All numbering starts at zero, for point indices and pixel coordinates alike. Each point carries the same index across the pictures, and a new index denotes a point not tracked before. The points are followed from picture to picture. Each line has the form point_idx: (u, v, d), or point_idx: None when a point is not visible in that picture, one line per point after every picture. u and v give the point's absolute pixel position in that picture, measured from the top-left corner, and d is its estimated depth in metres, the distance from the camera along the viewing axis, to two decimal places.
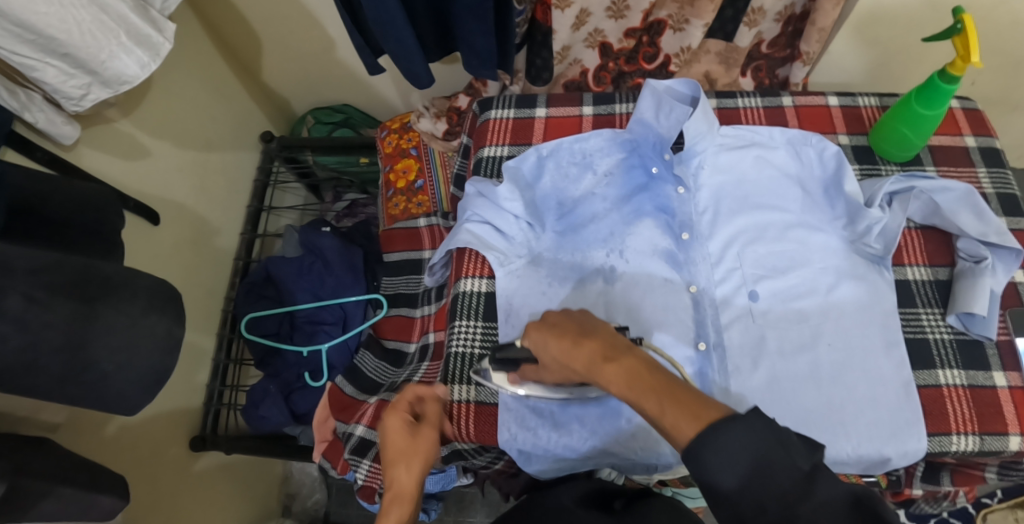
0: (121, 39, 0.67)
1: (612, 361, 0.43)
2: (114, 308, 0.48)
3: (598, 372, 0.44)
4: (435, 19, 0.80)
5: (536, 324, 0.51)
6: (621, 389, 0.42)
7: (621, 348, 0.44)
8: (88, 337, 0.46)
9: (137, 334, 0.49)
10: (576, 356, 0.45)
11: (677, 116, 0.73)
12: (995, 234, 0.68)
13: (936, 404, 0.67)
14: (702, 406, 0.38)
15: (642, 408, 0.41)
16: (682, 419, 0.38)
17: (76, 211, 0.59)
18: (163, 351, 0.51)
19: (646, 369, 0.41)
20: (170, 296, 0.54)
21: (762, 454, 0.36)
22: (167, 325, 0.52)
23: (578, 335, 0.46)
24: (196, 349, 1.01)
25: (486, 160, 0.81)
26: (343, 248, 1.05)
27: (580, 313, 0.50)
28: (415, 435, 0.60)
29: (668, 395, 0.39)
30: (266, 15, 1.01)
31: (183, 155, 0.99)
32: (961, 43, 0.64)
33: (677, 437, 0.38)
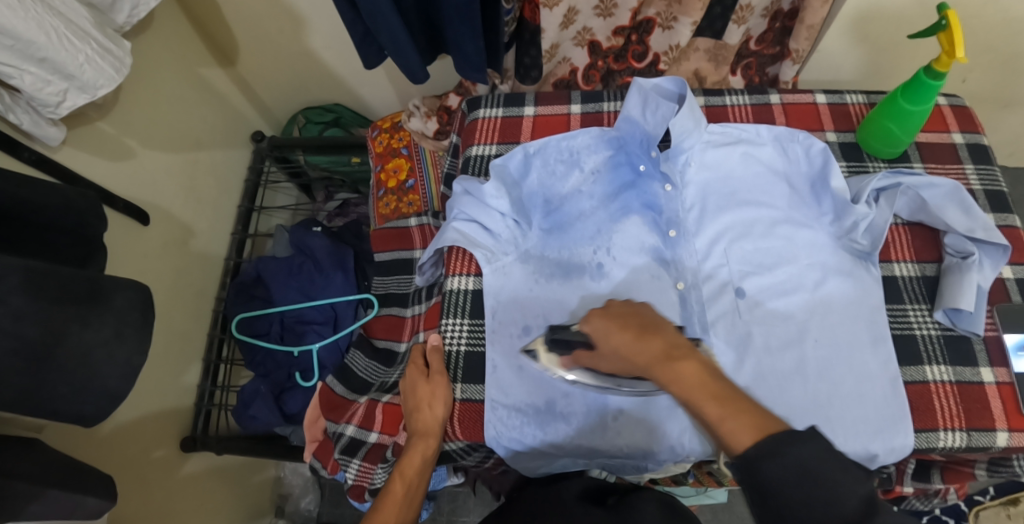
0: (94, 46, 0.69)
1: (678, 360, 0.49)
2: (78, 333, 0.49)
3: (659, 368, 0.50)
4: (422, 18, 0.79)
5: (599, 312, 0.57)
6: (681, 387, 0.48)
7: (683, 346, 0.51)
8: (50, 359, 0.48)
9: (95, 360, 0.50)
10: (643, 347, 0.52)
11: (663, 113, 0.71)
12: (982, 230, 0.68)
13: (923, 399, 0.68)
14: (762, 419, 0.44)
15: (702, 410, 0.47)
16: (742, 429, 0.44)
17: (57, 212, 0.59)
18: (122, 376, 0.53)
19: (707, 374, 0.48)
20: (141, 323, 0.55)
21: (823, 474, 0.40)
22: (129, 353, 0.53)
23: (643, 330, 0.53)
24: (186, 350, 1.00)
25: (474, 159, 0.80)
26: (334, 247, 1.05)
27: (641, 308, 0.56)
28: (430, 381, 0.69)
29: (733, 404, 0.45)
30: (250, 16, 1.01)
31: (172, 157, 0.99)
32: (946, 38, 0.64)
33: (735, 444, 0.44)
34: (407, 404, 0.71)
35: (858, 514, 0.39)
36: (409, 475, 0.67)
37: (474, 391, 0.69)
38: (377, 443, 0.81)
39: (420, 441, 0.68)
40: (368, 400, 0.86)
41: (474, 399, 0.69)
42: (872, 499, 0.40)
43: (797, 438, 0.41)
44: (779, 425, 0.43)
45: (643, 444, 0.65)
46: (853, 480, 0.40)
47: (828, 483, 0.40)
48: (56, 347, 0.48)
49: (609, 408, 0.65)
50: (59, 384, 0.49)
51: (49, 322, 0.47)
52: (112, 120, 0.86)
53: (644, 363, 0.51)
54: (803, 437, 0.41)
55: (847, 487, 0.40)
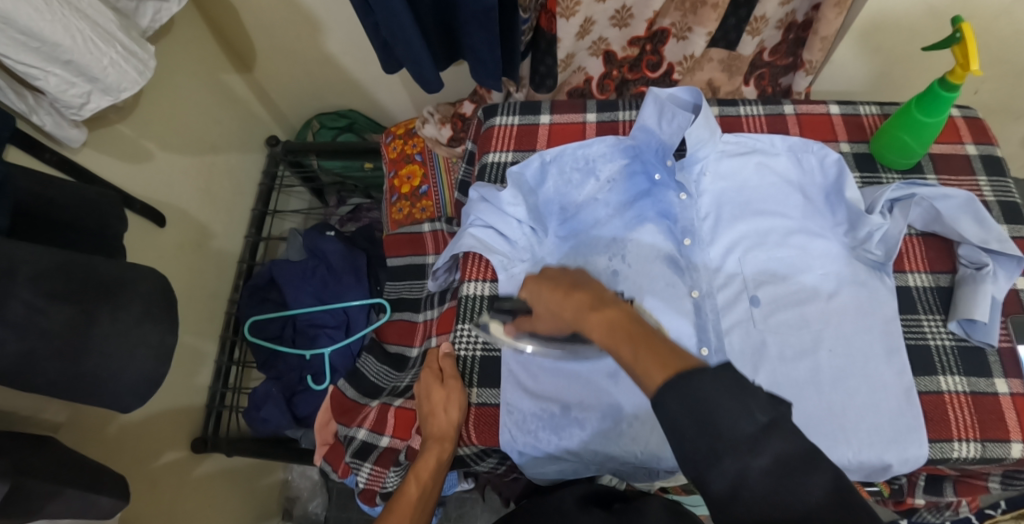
0: (119, 48, 0.70)
1: (598, 310, 0.48)
2: (110, 316, 0.50)
3: (582, 318, 0.49)
4: (440, 25, 0.81)
5: (535, 278, 0.58)
6: (602, 336, 0.47)
7: (607, 300, 0.49)
8: (87, 343, 0.48)
9: (130, 341, 0.51)
10: (568, 301, 0.51)
11: (679, 122, 0.71)
12: (996, 242, 0.69)
13: (937, 409, 0.68)
14: (672, 357, 0.40)
15: (619, 354, 0.45)
16: (654, 368, 0.41)
17: (77, 210, 0.61)
18: (156, 359, 0.53)
19: (627, 321, 0.46)
20: (167, 307, 0.55)
21: (720, 407, 0.36)
22: (161, 334, 0.53)
23: (570, 287, 0.53)
24: (199, 351, 1.01)
25: (490, 166, 0.81)
26: (347, 251, 1.05)
27: (576, 272, 0.56)
28: (443, 386, 0.70)
29: (642, 345, 0.43)
30: (267, 20, 1.03)
31: (189, 159, 1.01)
32: (960, 52, 0.65)
33: (648, 380, 0.41)
34: (421, 409, 0.71)
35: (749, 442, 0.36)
36: (424, 477, 0.67)
37: (488, 396, 0.70)
38: (388, 448, 0.81)
39: (436, 445, 0.69)
40: (380, 404, 0.86)
41: (489, 404, 0.70)
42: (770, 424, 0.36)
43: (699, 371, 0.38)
44: (686, 361, 0.40)
45: (658, 448, 0.64)
46: (754, 404, 0.37)
47: (723, 415, 0.36)
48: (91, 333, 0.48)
49: (623, 414, 0.65)
50: (91, 376, 0.49)
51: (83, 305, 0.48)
52: (131, 122, 0.87)
53: (568, 317, 0.51)
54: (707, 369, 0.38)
55: (744, 413, 0.36)
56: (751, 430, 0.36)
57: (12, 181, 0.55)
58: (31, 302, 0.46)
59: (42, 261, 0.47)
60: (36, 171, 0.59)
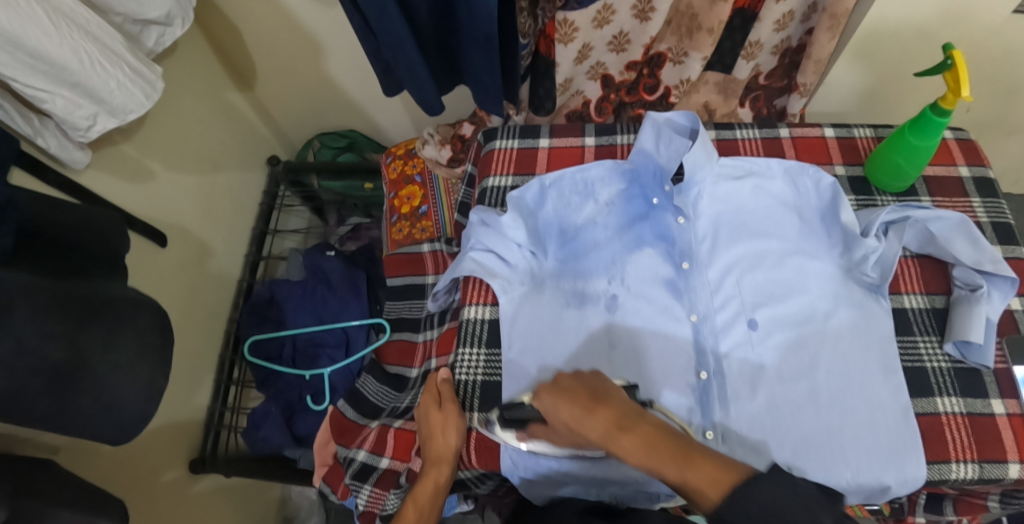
0: (126, 71, 0.71)
1: (629, 431, 0.49)
2: (101, 358, 0.51)
3: (615, 440, 0.50)
4: (441, 49, 0.82)
5: (548, 389, 0.56)
6: (639, 458, 0.48)
7: (633, 415, 0.50)
8: (80, 376, 0.50)
9: (121, 381, 0.53)
10: (591, 422, 0.51)
11: (677, 147, 0.73)
12: (990, 263, 0.70)
13: (935, 430, 0.68)
14: (726, 471, 0.45)
15: (664, 474, 0.47)
16: (709, 485, 0.45)
17: (81, 231, 0.61)
18: (145, 398, 0.56)
19: (660, 437, 0.48)
20: (160, 347, 0.58)
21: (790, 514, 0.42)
22: (151, 375, 0.56)
23: (591, 406, 0.52)
24: (198, 369, 1.01)
25: (490, 190, 0.81)
26: (347, 270, 1.06)
27: (589, 377, 0.56)
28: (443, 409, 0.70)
29: (689, 462, 0.46)
30: (271, 42, 1.04)
31: (192, 179, 1.01)
32: (951, 77, 0.67)
33: (703, 499, 0.45)
34: (423, 430, 0.72)
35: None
36: (422, 501, 0.69)
37: None
38: (388, 469, 0.81)
39: (434, 469, 0.69)
40: (380, 425, 0.86)
41: (490, 428, 0.69)
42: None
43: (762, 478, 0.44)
44: (741, 471, 0.45)
45: None
46: (816, 507, 0.43)
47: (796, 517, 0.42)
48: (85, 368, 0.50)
49: None
50: (85, 404, 0.51)
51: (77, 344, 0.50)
52: (135, 143, 0.87)
53: (595, 437, 0.51)
54: (767, 477, 0.43)
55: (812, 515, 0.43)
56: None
57: (18, 202, 0.56)
58: (26, 342, 0.46)
59: (43, 294, 0.49)
60: (42, 194, 0.60)
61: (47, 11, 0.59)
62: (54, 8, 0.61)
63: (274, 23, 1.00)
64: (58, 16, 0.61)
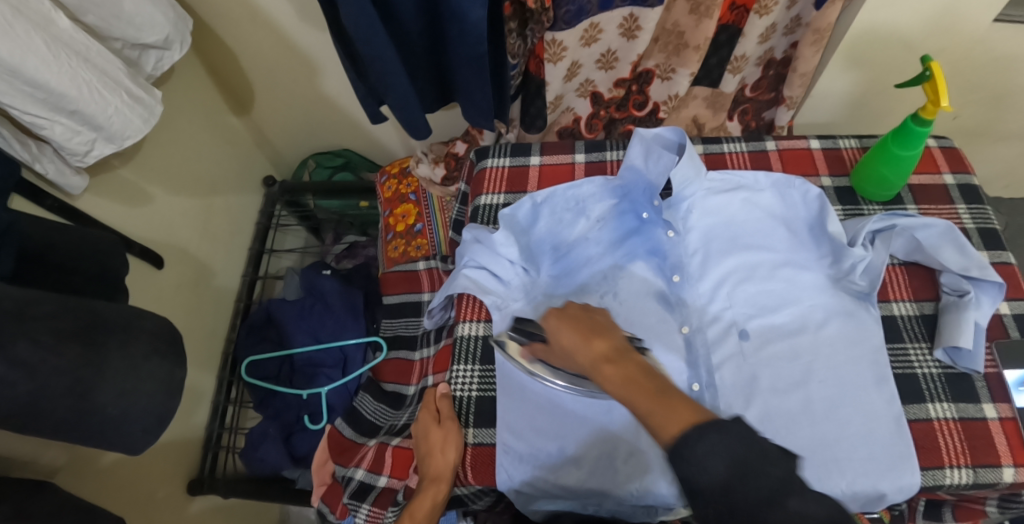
0: (123, 98, 0.73)
1: (615, 363, 0.51)
2: (120, 351, 0.50)
3: (600, 369, 0.51)
4: (433, 70, 0.84)
5: (555, 313, 0.57)
6: (617, 388, 0.50)
7: (624, 352, 0.52)
8: (95, 385, 0.48)
9: (138, 376, 0.51)
10: (587, 348, 0.53)
11: (665, 163, 0.74)
12: (977, 268, 0.71)
13: (928, 437, 0.69)
14: (690, 413, 0.44)
15: (634, 407, 0.48)
16: (669, 421, 0.45)
17: (81, 254, 0.62)
18: (166, 394, 0.54)
19: (641, 375, 0.49)
20: (173, 341, 0.56)
21: (739, 460, 0.40)
22: (169, 368, 0.54)
23: (588, 335, 0.54)
24: (196, 389, 1.01)
25: (483, 208, 0.82)
26: (344, 290, 1.07)
27: (595, 313, 0.58)
28: (441, 426, 0.71)
29: (659, 400, 0.46)
30: (266, 64, 1.06)
31: (189, 200, 1.02)
32: (930, 88, 0.68)
33: (662, 433, 0.45)
34: (420, 448, 0.72)
35: (773, 496, 0.39)
36: (418, 518, 0.67)
37: (485, 435, 0.70)
38: (387, 487, 0.81)
39: (431, 486, 0.69)
40: (378, 443, 0.86)
41: (486, 444, 0.70)
42: (788, 480, 0.40)
43: (717, 426, 0.42)
44: (704, 416, 0.44)
45: (652, 484, 0.64)
46: (770, 461, 0.40)
47: (747, 462, 0.40)
48: (99, 376, 0.48)
49: (617, 453, 0.66)
50: (98, 412, 0.49)
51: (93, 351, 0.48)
52: (132, 166, 0.88)
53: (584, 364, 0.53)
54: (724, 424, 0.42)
55: (764, 468, 0.40)
56: (770, 484, 0.39)
57: (17, 226, 0.56)
58: (42, 343, 0.45)
59: (55, 308, 0.48)
60: (42, 218, 0.60)
61: (46, 41, 0.61)
62: (54, 37, 0.63)
63: (268, 45, 1.02)
64: (57, 45, 0.63)
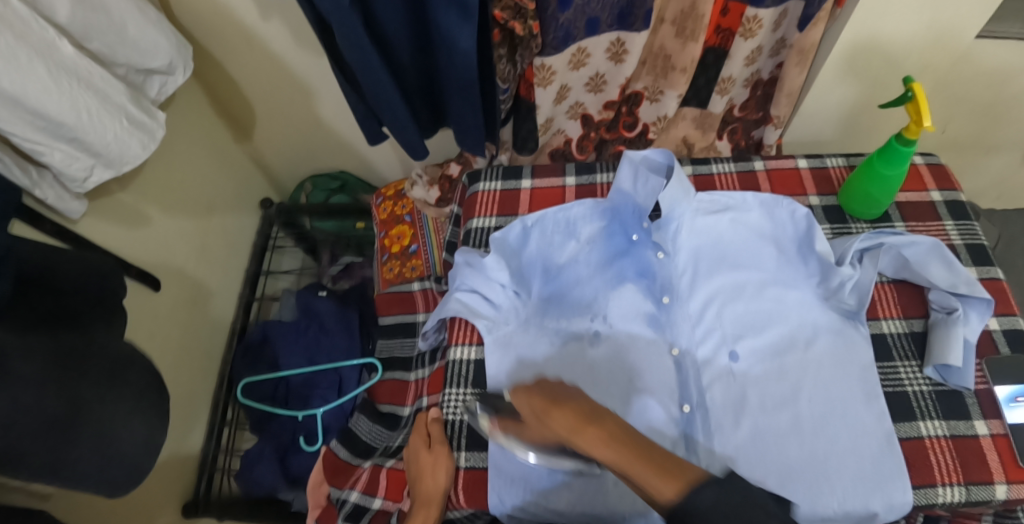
0: (123, 123, 0.74)
1: (590, 426, 0.48)
2: (100, 402, 0.57)
3: (578, 430, 0.49)
4: (425, 94, 0.85)
5: (522, 388, 0.56)
6: (602, 455, 0.47)
7: (597, 413, 0.50)
8: (74, 431, 0.54)
9: (118, 434, 0.59)
10: (555, 419, 0.50)
11: (653, 186, 0.75)
12: (964, 285, 0.72)
13: (919, 455, 0.69)
14: (683, 470, 0.43)
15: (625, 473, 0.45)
16: (665, 483, 0.43)
17: (82, 277, 0.62)
18: (143, 451, 0.62)
19: (622, 435, 0.47)
20: (154, 400, 0.64)
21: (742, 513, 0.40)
22: (147, 426, 0.62)
23: (555, 399, 0.52)
24: (192, 411, 1.01)
25: (474, 231, 0.83)
26: (340, 311, 1.08)
27: (557, 379, 0.55)
28: (432, 450, 0.72)
29: (646, 460, 0.45)
30: (264, 88, 1.08)
31: (186, 224, 1.03)
32: (913, 109, 0.69)
33: (661, 496, 0.43)
34: (411, 473, 0.73)
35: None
36: None
37: (477, 459, 0.70)
38: (381, 509, 0.82)
39: (421, 509, 0.69)
40: (372, 465, 0.86)
41: (478, 467, 0.70)
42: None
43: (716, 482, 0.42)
44: (698, 474, 0.43)
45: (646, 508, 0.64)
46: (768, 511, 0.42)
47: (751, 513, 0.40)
48: (77, 419, 0.54)
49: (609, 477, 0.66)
50: (82, 461, 0.55)
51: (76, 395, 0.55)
52: (131, 190, 0.89)
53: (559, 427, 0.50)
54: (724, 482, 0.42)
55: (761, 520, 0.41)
56: None
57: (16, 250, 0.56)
58: (25, 394, 0.50)
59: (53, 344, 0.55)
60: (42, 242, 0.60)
61: (47, 68, 0.62)
62: (56, 65, 0.64)
63: (264, 71, 1.03)
64: (59, 73, 0.64)
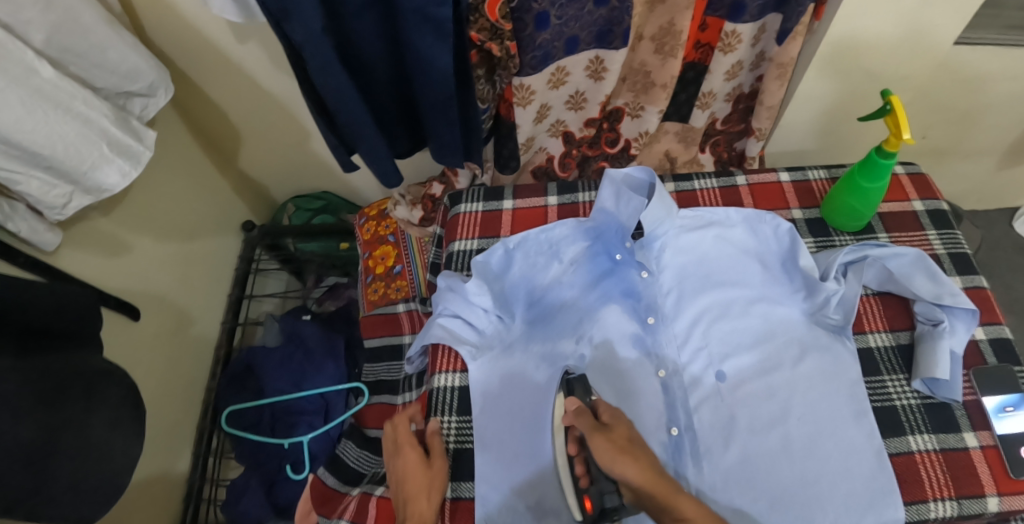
0: (104, 150, 0.71)
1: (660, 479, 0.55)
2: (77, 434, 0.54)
3: (652, 483, 0.55)
4: (403, 115, 0.85)
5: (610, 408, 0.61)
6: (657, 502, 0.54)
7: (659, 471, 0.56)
8: (48, 464, 0.51)
9: (95, 455, 0.56)
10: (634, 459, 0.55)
11: (635, 205, 0.75)
12: (949, 296, 0.72)
13: (910, 470, 0.68)
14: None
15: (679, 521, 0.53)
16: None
17: (57, 313, 0.59)
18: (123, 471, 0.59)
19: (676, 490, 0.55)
20: (131, 419, 0.61)
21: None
22: (124, 446, 0.59)
23: (629, 449, 0.57)
24: (173, 443, 0.98)
25: (457, 254, 0.82)
26: (325, 334, 1.07)
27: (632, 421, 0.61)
28: (431, 465, 0.67)
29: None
30: (246, 110, 1.06)
31: (166, 249, 1.01)
32: (892, 122, 0.69)
33: None
34: (398, 495, 0.65)
35: None
36: None
37: (462, 489, 0.69)
38: None
39: None
40: (361, 493, 0.82)
41: (463, 498, 0.68)
42: None
43: None
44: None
45: None
46: None
47: None
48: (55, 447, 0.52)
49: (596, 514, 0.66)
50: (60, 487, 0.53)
51: (51, 423, 0.52)
52: (111, 218, 0.87)
53: (632, 478, 0.55)
54: None
55: None
56: None
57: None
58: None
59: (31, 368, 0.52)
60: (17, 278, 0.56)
61: (21, 96, 0.60)
62: (34, 89, 0.62)
63: (244, 93, 1.02)
64: (35, 98, 0.62)
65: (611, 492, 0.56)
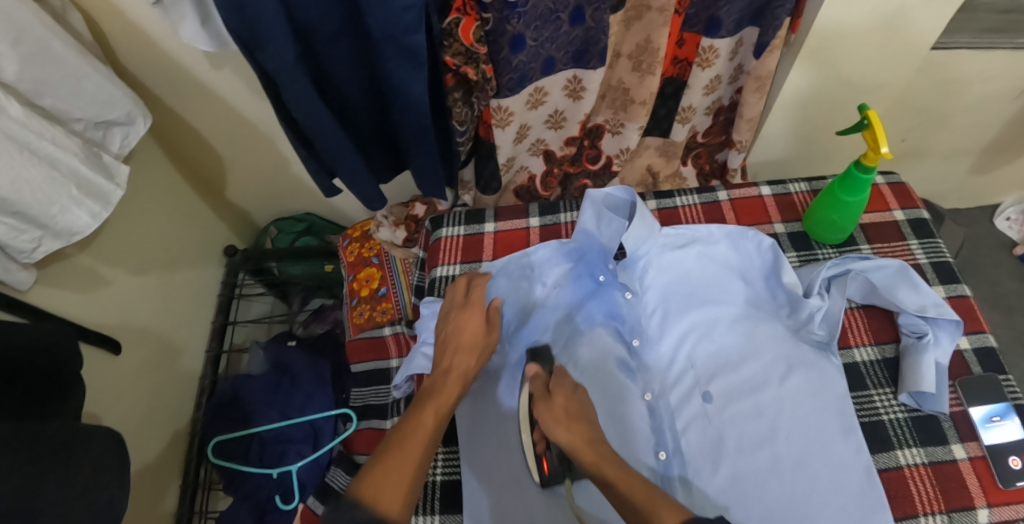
0: (72, 192, 0.70)
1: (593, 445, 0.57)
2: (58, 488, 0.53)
3: (579, 451, 0.57)
4: (383, 140, 0.84)
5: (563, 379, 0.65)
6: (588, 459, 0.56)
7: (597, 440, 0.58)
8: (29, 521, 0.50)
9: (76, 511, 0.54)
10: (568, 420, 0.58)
11: (616, 227, 0.74)
12: (933, 307, 0.72)
13: (900, 485, 0.68)
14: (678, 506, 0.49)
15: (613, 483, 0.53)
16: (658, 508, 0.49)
17: (31, 348, 0.60)
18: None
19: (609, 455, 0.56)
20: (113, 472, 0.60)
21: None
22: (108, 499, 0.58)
23: (566, 417, 0.59)
24: (159, 476, 0.97)
25: (440, 280, 0.81)
26: (312, 361, 1.06)
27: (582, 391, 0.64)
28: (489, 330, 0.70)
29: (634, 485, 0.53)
30: (226, 135, 1.05)
31: (147, 279, 0.99)
32: (870, 136, 0.69)
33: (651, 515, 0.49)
34: (450, 338, 0.68)
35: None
36: (442, 413, 0.61)
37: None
38: None
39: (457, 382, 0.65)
40: None
41: None
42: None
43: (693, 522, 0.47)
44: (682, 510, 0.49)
45: None
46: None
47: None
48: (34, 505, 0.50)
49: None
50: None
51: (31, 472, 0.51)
52: (88, 252, 0.85)
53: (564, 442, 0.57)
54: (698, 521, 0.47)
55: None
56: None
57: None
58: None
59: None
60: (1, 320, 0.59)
61: None
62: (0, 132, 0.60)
63: (222, 119, 1.01)
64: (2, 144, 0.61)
65: (562, 455, 0.64)
